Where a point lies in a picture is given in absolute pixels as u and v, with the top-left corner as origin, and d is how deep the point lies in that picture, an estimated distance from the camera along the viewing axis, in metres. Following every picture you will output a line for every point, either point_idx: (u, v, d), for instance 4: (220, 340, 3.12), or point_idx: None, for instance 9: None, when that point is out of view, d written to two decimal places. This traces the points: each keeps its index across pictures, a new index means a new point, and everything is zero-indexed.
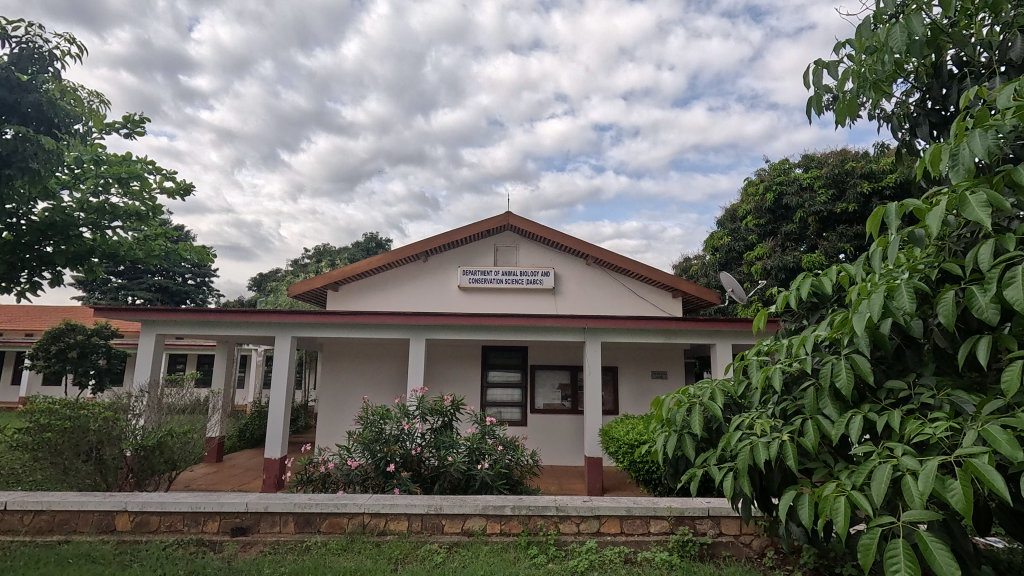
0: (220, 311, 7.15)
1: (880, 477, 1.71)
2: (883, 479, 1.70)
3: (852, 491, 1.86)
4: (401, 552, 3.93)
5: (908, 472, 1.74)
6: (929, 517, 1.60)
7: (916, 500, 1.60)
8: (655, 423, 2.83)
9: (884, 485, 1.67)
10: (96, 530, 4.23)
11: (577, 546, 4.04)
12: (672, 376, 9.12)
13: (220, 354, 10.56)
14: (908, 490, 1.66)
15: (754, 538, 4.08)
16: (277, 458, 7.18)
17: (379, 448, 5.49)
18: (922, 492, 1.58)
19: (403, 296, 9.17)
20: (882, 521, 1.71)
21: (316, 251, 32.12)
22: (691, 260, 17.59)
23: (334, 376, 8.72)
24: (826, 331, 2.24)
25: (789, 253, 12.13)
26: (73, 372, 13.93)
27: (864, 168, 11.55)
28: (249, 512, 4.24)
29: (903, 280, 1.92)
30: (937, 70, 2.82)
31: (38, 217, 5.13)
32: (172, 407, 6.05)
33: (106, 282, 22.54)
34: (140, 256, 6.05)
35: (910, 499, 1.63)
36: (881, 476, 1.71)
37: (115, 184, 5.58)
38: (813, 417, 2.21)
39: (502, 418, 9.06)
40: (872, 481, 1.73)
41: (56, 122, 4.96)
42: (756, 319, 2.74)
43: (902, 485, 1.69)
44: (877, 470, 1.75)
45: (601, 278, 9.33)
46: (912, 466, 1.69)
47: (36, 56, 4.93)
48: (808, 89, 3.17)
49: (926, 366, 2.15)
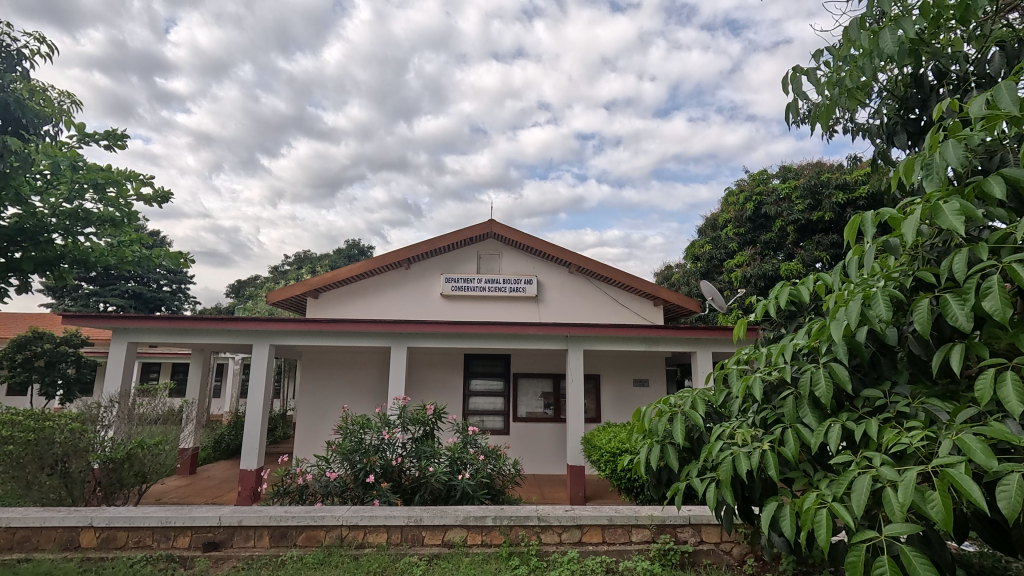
0: (195, 319, 6.96)
1: (860, 489, 1.72)
2: (863, 491, 1.71)
3: (833, 502, 1.85)
4: (379, 565, 3.84)
5: (888, 484, 1.74)
6: (910, 530, 1.60)
7: (897, 512, 1.60)
8: (636, 433, 2.82)
9: (865, 498, 1.67)
10: (59, 547, 4.06)
11: (559, 556, 4.00)
12: (653, 384, 9.18)
13: (195, 362, 10.29)
14: (889, 502, 1.66)
15: (734, 546, 4.10)
16: (253, 469, 6.99)
17: (358, 459, 5.37)
18: (903, 503, 1.58)
19: (385, 303, 9.08)
20: (866, 535, 1.71)
21: (297, 257, 31.69)
22: (673, 268, 17.85)
23: (313, 386, 8.55)
24: (804, 339, 2.25)
25: (768, 261, 12.34)
26: (39, 381, 13.45)
27: (838, 180, 11.90)
28: (222, 526, 4.11)
29: (879, 287, 1.95)
30: (911, 82, 2.91)
31: (8, 222, 5.05)
32: (144, 418, 5.86)
33: (76, 289, 21.86)
34: (112, 262, 5.88)
35: (890, 511, 1.64)
36: (861, 488, 1.71)
37: (90, 189, 5.40)
38: (793, 426, 2.21)
39: (485, 427, 8.98)
40: (852, 493, 1.73)
41: (24, 123, 4.83)
42: (735, 328, 2.74)
43: (882, 497, 1.69)
44: (858, 482, 1.75)
45: (582, 285, 9.37)
46: (892, 477, 1.70)
47: (5, 55, 4.81)
48: (787, 96, 3.24)
49: (900, 374, 2.18)
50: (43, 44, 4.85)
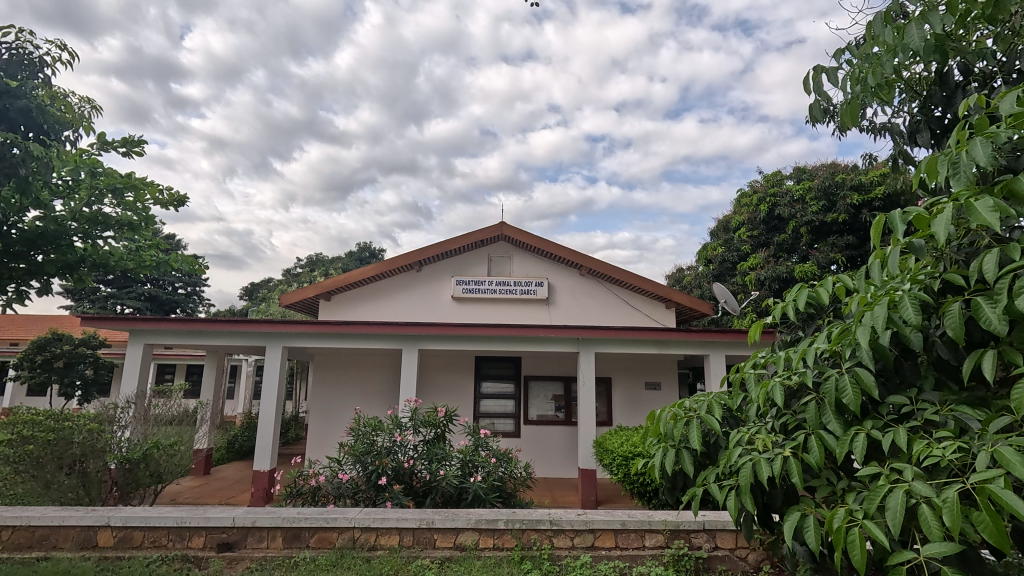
0: (210, 321, 7.04)
1: (895, 507, 1.68)
2: (898, 508, 1.67)
3: (865, 518, 1.81)
4: (392, 567, 3.85)
5: (923, 499, 1.70)
6: (949, 550, 1.57)
7: (936, 532, 1.57)
8: (651, 437, 2.79)
9: (901, 517, 1.64)
10: (77, 546, 4.12)
11: (571, 560, 3.97)
12: (665, 388, 9.10)
13: (209, 364, 10.41)
14: (925, 519, 1.63)
15: (749, 552, 4.05)
16: (266, 470, 7.05)
17: (371, 461, 5.40)
18: (943, 522, 1.55)
19: (396, 305, 9.11)
20: (903, 555, 1.67)
21: (309, 260, 31.99)
22: (685, 271, 17.73)
23: (325, 388, 8.61)
24: (824, 344, 2.21)
25: (783, 264, 12.18)
26: (58, 382, 13.72)
27: (854, 181, 11.73)
28: (236, 527, 4.14)
29: (905, 290, 1.90)
30: (936, 80, 2.86)
31: (29, 226, 5.18)
32: (159, 419, 5.97)
33: (94, 291, 22.28)
34: (131, 266, 6.03)
35: (927, 529, 1.60)
36: (895, 505, 1.68)
37: (109, 194, 5.58)
38: (815, 433, 2.17)
39: (495, 429, 8.97)
40: (886, 511, 1.70)
41: (46, 129, 4.80)
42: (752, 331, 2.69)
43: (918, 514, 1.66)
44: (890, 498, 1.72)
45: (593, 288, 9.34)
46: (927, 494, 1.66)
47: (26, 62, 4.81)
48: (808, 94, 3.18)
49: (925, 380, 2.14)
50: (64, 52, 4.94)
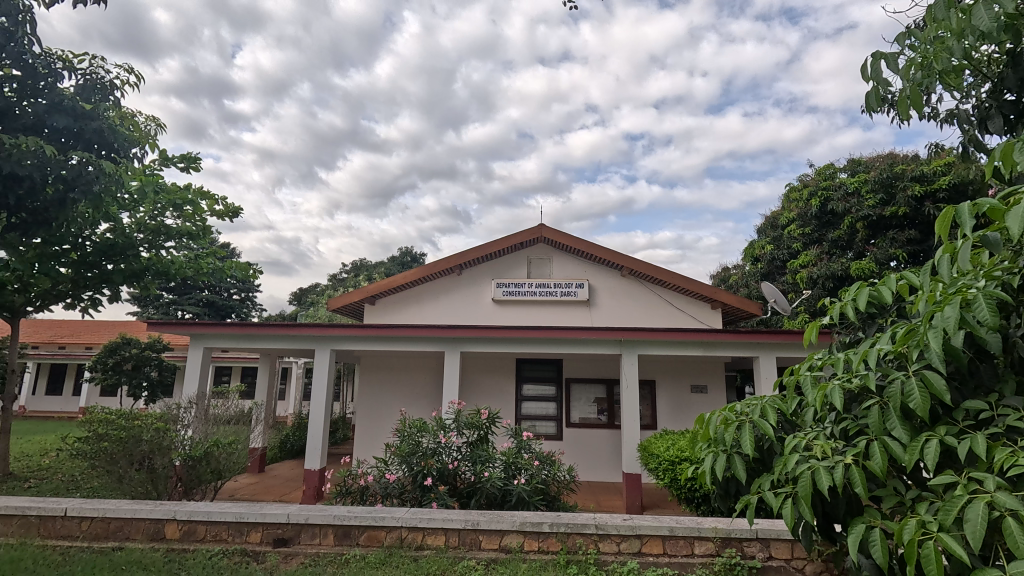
0: (263, 325, 7.36)
1: (976, 520, 1.57)
2: (979, 521, 1.56)
3: (940, 531, 1.70)
4: (438, 568, 3.89)
5: (1008, 513, 1.58)
6: None
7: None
8: (700, 442, 2.71)
9: (983, 531, 1.53)
10: (147, 537, 4.39)
11: (618, 566, 3.91)
12: (712, 391, 8.84)
13: (262, 366, 10.88)
14: (1011, 534, 1.51)
15: (807, 564, 3.87)
16: (317, 469, 7.29)
17: (416, 462, 5.49)
18: None
19: (438, 308, 9.25)
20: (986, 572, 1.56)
21: (354, 266, 32.97)
22: (731, 270, 17.18)
23: (371, 389, 8.84)
24: (888, 345, 2.09)
25: (837, 261, 11.61)
26: (128, 383, 14.69)
27: (915, 171, 11.05)
28: (290, 523, 4.30)
29: (980, 287, 1.77)
30: (1009, 61, 2.66)
31: (103, 238, 6.07)
32: (218, 418, 6.28)
33: (158, 298, 23.73)
34: (189, 272, 6.85)
35: (1014, 546, 1.49)
36: (975, 518, 1.57)
37: (169, 208, 6.44)
38: (880, 439, 2.05)
39: (538, 432, 8.95)
40: (965, 524, 1.59)
41: (117, 147, 4.94)
42: (807, 332, 2.56)
43: (1003, 529, 1.54)
44: (970, 511, 1.60)
45: (635, 289, 9.19)
46: (1014, 507, 1.54)
47: (99, 86, 5.00)
48: (865, 83, 3.02)
49: (1005, 383, 1.98)
50: (132, 75, 5.30)
